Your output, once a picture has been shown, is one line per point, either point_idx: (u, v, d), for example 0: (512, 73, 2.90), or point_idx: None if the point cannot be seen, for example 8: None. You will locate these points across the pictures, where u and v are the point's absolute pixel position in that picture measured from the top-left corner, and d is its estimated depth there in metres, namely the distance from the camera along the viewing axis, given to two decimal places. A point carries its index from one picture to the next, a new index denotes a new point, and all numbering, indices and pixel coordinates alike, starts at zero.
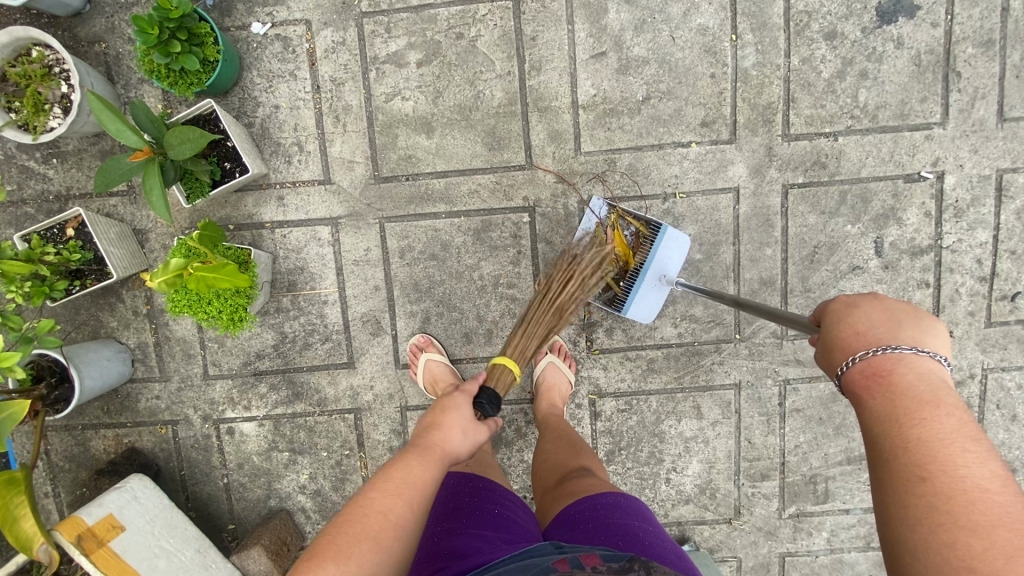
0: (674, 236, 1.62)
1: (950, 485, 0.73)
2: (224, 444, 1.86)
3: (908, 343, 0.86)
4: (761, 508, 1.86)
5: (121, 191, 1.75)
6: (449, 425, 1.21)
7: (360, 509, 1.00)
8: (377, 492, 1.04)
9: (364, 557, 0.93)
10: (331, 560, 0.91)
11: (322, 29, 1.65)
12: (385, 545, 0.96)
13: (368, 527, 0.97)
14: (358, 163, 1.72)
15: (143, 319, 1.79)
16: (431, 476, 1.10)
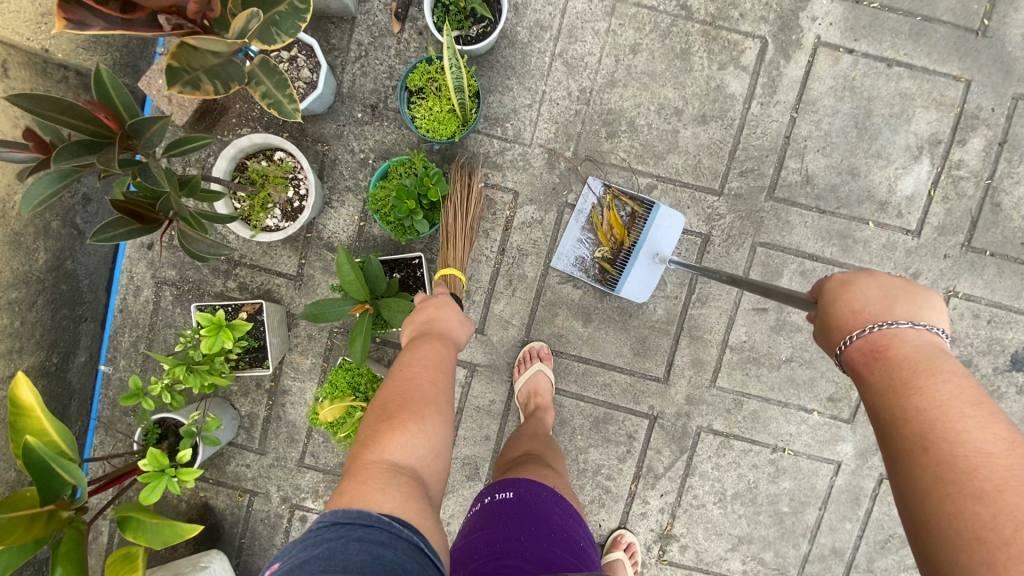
0: (668, 214, 1.66)
1: (954, 454, 0.70)
2: (291, 528, 1.91)
3: (906, 318, 0.85)
4: None
5: (287, 273, 1.82)
6: (444, 317, 1.25)
7: (415, 376, 1.06)
8: (421, 357, 1.11)
9: (432, 418, 1.01)
10: (408, 422, 0.97)
11: (527, 203, 1.77)
12: (444, 406, 1.05)
13: (421, 388, 1.04)
14: (513, 325, 1.82)
15: (263, 393, 1.86)
16: (458, 349, 1.21)
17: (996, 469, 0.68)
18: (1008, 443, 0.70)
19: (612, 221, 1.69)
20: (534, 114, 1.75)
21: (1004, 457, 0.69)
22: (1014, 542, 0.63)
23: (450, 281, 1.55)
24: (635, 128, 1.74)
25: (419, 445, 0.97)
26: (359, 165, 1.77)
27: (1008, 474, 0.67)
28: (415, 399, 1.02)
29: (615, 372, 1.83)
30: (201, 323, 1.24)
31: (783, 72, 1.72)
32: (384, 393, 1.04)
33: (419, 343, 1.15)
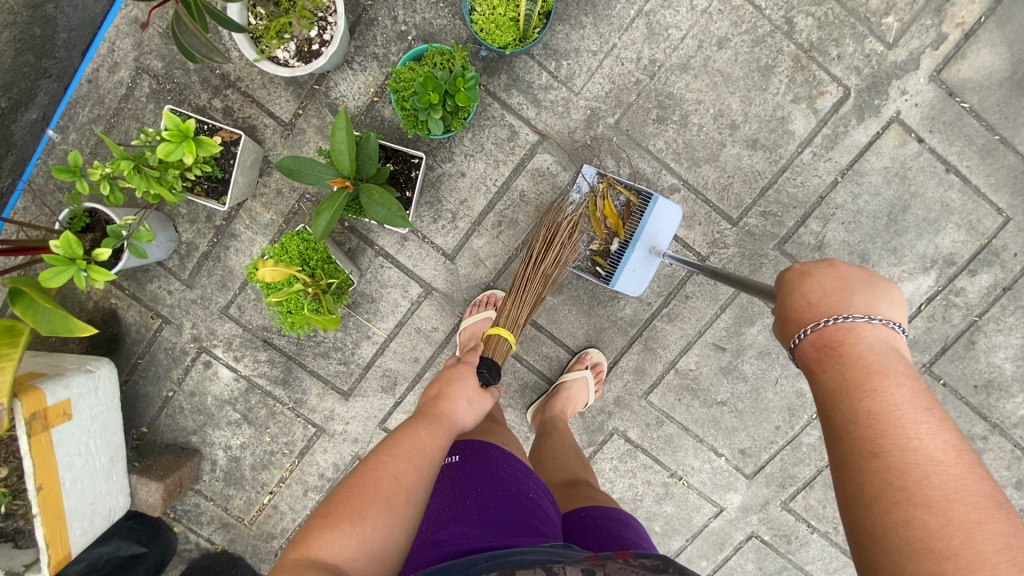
0: (665, 208, 1.59)
1: (903, 463, 0.66)
2: (192, 368, 1.86)
3: (861, 310, 0.78)
4: None
5: (279, 118, 1.68)
6: (455, 394, 1.19)
7: (373, 471, 0.97)
8: (389, 451, 1.01)
9: (376, 521, 0.91)
10: (347, 521, 0.90)
11: (548, 152, 1.67)
12: (397, 508, 0.94)
13: (372, 492, 0.94)
14: (484, 266, 1.76)
15: (210, 228, 1.76)
16: (437, 442, 1.06)
17: (945, 478, 0.64)
18: (958, 450, 0.67)
19: (608, 214, 1.61)
20: (595, 63, 1.62)
21: (954, 466, 0.65)
22: (961, 553, 0.60)
23: (495, 342, 1.47)
24: (685, 123, 1.65)
25: (353, 548, 0.88)
26: (396, 38, 1.61)
27: (955, 483, 0.64)
28: (366, 495, 0.93)
29: (561, 349, 1.81)
30: (164, 128, 1.15)
31: (849, 133, 1.64)
32: (339, 488, 0.96)
33: (390, 437, 1.05)
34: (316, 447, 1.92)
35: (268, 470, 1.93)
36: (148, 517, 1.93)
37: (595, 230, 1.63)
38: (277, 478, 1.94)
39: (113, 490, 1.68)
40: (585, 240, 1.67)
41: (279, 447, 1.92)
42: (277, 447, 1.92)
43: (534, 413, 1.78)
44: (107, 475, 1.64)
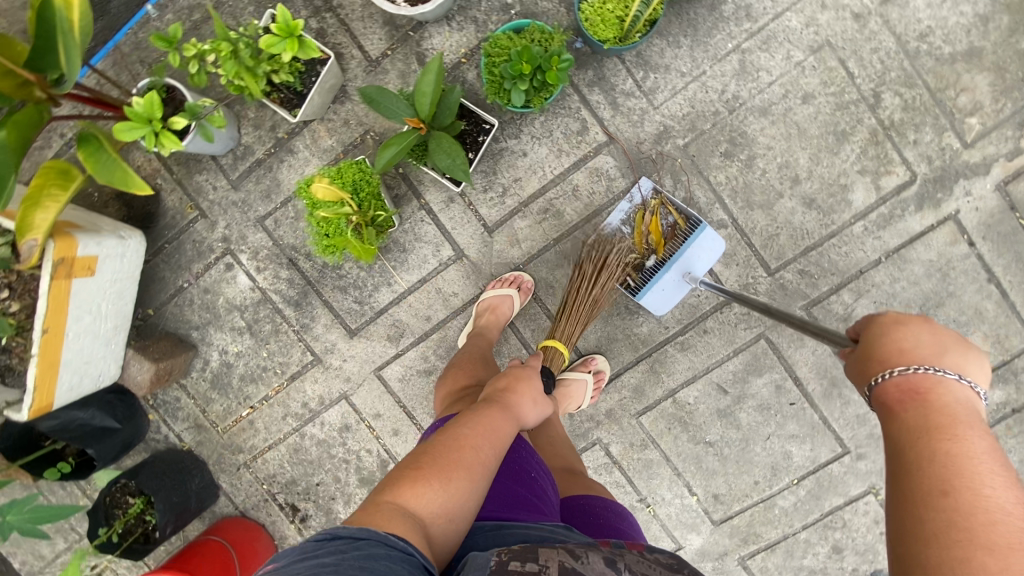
0: (710, 238, 1.61)
1: (975, 507, 0.67)
2: (214, 266, 1.89)
3: (951, 368, 0.80)
4: None
5: (367, 53, 1.72)
6: (522, 393, 1.34)
7: (455, 439, 1.11)
8: (476, 424, 1.17)
9: (461, 484, 1.04)
10: (436, 479, 1.02)
11: (611, 156, 1.70)
12: (476, 477, 1.06)
13: (460, 450, 1.09)
14: (518, 247, 1.79)
15: (271, 138, 1.80)
16: (513, 421, 1.24)
17: (1013, 530, 0.66)
18: None
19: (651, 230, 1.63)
20: (680, 83, 1.65)
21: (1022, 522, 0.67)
22: None
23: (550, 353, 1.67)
24: (750, 165, 1.67)
25: (439, 501, 1.00)
26: (500, 8, 1.65)
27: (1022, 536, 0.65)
28: (454, 454, 1.08)
29: (568, 348, 1.82)
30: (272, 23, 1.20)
31: (905, 218, 1.66)
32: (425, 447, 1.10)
33: (468, 416, 1.20)
34: (308, 374, 1.94)
35: (256, 384, 1.96)
36: (130, 397, 1.93)
37: (636, 242, 1.63)
38: (263, 394, 1.97)
39: (108, 358, 1.70)
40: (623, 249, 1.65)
41: (273, 365, 1.94)
42: (271, 365, 1.94)
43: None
44: (107, 341, 1.66)
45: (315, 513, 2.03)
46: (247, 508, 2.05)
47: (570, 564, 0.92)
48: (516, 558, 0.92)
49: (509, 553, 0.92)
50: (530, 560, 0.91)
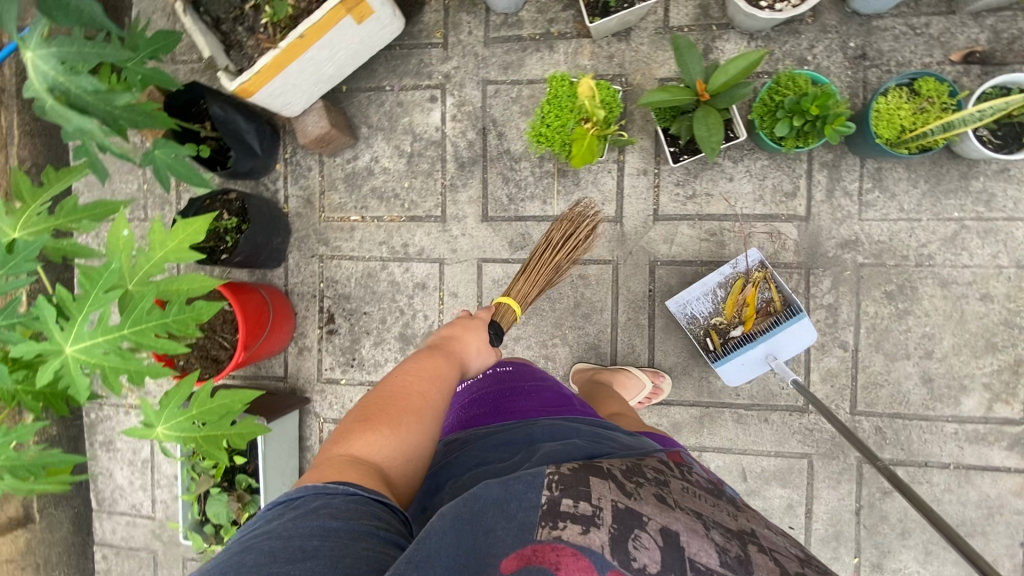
0: (803, 327, 1.64)
1: None
2: (421, 90, 2.01)
3: None
4: None
5: (669, 18, 1.84)
6: (470, 342, 1.43)
7: (399, 387, 1.23)
8: (407, 374, 1.26)
9: (409, 426, 1.15)
10: (385, 426, 1.13)
11: (797, 230, 1.79)
12: (422, 418, 1.18)
13: (404, 401, 1.19)
14: (668, 246, 1.87)
15: (543, 26, 1.91)
16: (455, 368, 1.34)
17: None
18: None
19: (747, 302, 1.73)
20: (894, 215, 1.74)
21: None
22: None
23: (503, 310, 1.62)
24: (901, 316, 1.75)
25: (389, 444, 1.11)
26: (797, 58, 1.77)
27: None
28: (397, 407, 1.17)
29: (645, 353, 1.90)
30: None
31: (992, 448, 1.72)
32: (370, 399, 1.20)
33: (413, 363, 1.30)
34: (427, 225, 2.05)
35: (381, 203, 2.08)
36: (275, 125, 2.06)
37: (728, 311, 1.74)
38: (379, 214, 2.08)
39: (305, 95, 1.82)
40: (714, 312, 1.78)
41: (405, 197, 2.05)
42: (403, 196, 2.05)
43: (583, 370, 1.89)
44: (317, 81, 1.77)
45: (343, 335, 2.12)
46: (294, 292, 2.14)
47: (621, 500, 1.03)
48: (567, 497, 1.00)
49: (561, 492, 1.00)
50: (582, 496, 1.00)
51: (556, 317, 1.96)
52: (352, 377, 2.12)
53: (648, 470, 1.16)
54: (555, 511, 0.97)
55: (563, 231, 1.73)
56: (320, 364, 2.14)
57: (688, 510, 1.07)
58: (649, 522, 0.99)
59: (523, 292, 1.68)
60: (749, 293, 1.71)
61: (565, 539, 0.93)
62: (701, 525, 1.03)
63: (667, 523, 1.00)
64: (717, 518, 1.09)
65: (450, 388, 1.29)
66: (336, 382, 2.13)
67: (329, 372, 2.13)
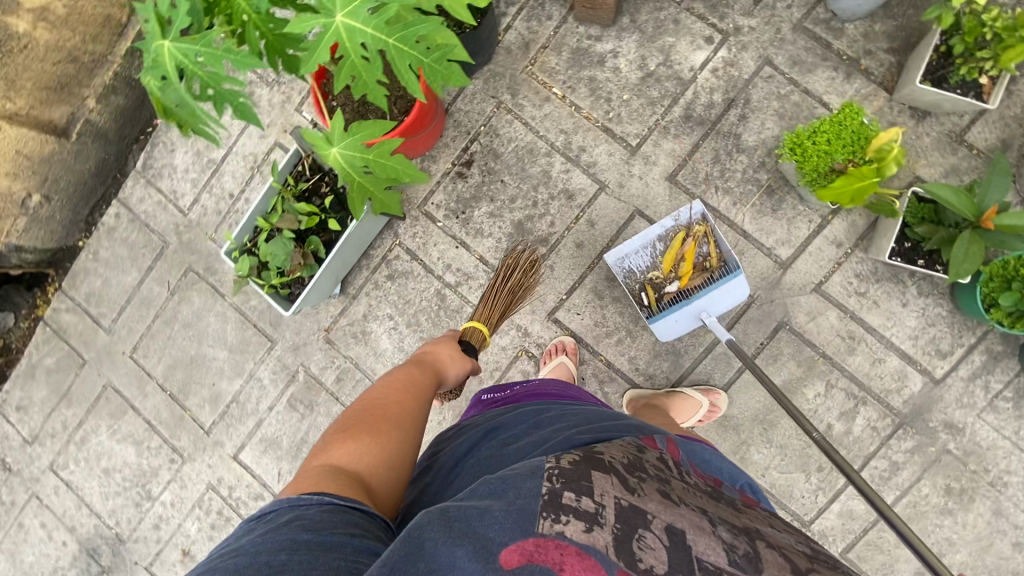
0: (736, 284, 1.72)
1: None
2: (704, 23, 1.85)
3: None
4: (329, 356, 2.14)
5: (970, 130, 1.72)
6: (449, 357, 1.53)
7: (375, 399, 1.25)
8: (387, 385, 1.31)
9: (386, 430, 1.14)
10: (365, 432, 1.11)
11: (920, 385, 1.78)
12: (400, 424, 1.18)
13: (381, 411, 1.20)
14: (804, 319, 1.83)
15: (857, 52, 1.77)
16: (426, 379, 1.39)
17: None
18: None
19: (684, 256, 1.76)
20: (1006, 432, 1.74)
21: None
22: None
23: (472, 332, 1.71)
24: (944, 513, 1.77)
25: (366, 445, 1.08)
26: None
27: None
28: (375, 416, 1.17)
29: (714, 389, 1.89)
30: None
31: None
32: (350, 413, 1.20)
33: (388, 380, 1.34)
34: (614, 144, 1.92)
35: (588, 95, 1.93)
36: None
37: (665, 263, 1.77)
38: (579, 103, 1.94)
39: None
40: (653, 266, 1.81)
41: (614, 107, 1.91)
42: (614, 104, 1.91)
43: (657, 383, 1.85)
44: None
45: (469, 184, 2.01)
46: (453, 115, 2.01)
47: (626, 496, 0.82)
48: (570, 489, 0.81)
49: (563, 482, 0.81)
50: (586, 489, 0.81)
51: None
52: (450, 225, 2.04)
53: (649, 461, 0.97)
54: (558, 503, 0.78)
55: (501, 273, 1.83)
56: (430, 194, 2.04)
57: (695, 506, 0.87)
58: (655, 521, 0.80)
59: (486, 315, 1.76)
60: (687, 246, 1.74)
61: (568, 536, 0.75)
62: (708, 524, 0.83)
63: (674, 522, 0.81)
64: (724, 515, 0.88)
65: (425, 401, 1.31)
66: (433, 219, 2.05)
67: (433, 206, 2.05)
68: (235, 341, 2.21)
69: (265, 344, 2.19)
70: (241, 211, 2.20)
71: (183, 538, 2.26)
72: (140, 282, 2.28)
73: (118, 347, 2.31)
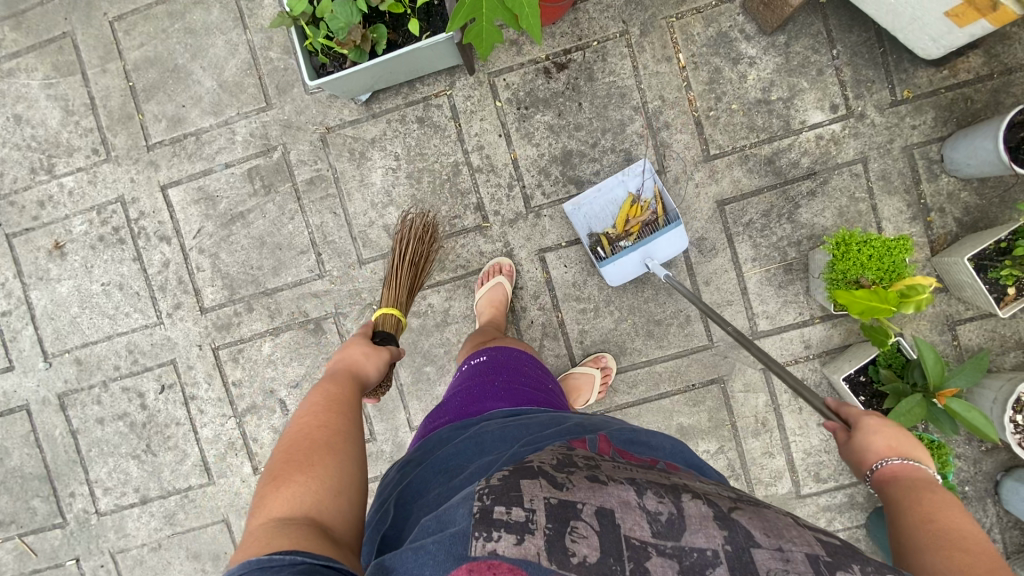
0: (677, 234, 1.70)
1: None
2: (840, 90, 1.82)
3: None
4: (314, 154, 1.96)
5: (963, 324, 1.84)
6: (359, 353, 1.39)
7: (300, 430, 1.12)
8: (307, 411, 1.17)
9: (326, 461, 1.04)
10: (299, 472, 1.00)
11: (787, 492, 1.92)
12: (338, 447, 1.08)
13: (309, 444, 1.07)
14: (741, 387, 1.91)
15: (933, 203, 1.82)
16: (347, 386, 1.27)
17: None
18: None
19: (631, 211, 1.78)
20: None
21: None
22: None
23: (387, 318, 1.59)
24: None
25: (309, 487, 0.98)
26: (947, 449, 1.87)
27: None
28: (305, 449, 1.06)
29: (631, 397, 1.94)
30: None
31: None
32: (275, 458, 1.06)
33: (306, 405, 1.20)
34: (694, 140, 1.87)
35: (703, 82, 1.85)
36: None
37: (617, 221, 1.79)
38: (691, 84, 1.85)
39: None
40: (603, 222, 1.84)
41: (718, 109, 1.85)
42: (719, 107, 1.85)
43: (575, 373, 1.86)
44: None
45: (548, 86, 1.89)
46: (576, 13, 1.86)
47: (554, 495, 0.81)
48: (500, 503, 0.79)
49: (493, 497, 0.79)
50: (517, 504, 0.78)
51: (640, 305, 1.91)
52: (505, 111, 1.90)
53: (578, 453, 0.95)
54: (486, 520, 0.76)
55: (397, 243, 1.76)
56: (507, 70, 1.88)
57: (622, 480, 0.87)
58: (586, 508, 0.79)
59: (393, 293, 1.66)
60: (636, 206, 1.78)
61: (502, 554, 0.73)
62: (634, 495, 0.83)
63: (602, 504, 0.80)
64: (651, 479, 0.89)
65: (355, 412, 1.22)
66: (494, 95, 1.90)
67: (502, 83, 1.90)
68: (230, 80, 1.96)
69: (259, 101, 1.96)
70: None
71: (63, 231, 2.04)
72: None
73: (103, 5, 1.99)
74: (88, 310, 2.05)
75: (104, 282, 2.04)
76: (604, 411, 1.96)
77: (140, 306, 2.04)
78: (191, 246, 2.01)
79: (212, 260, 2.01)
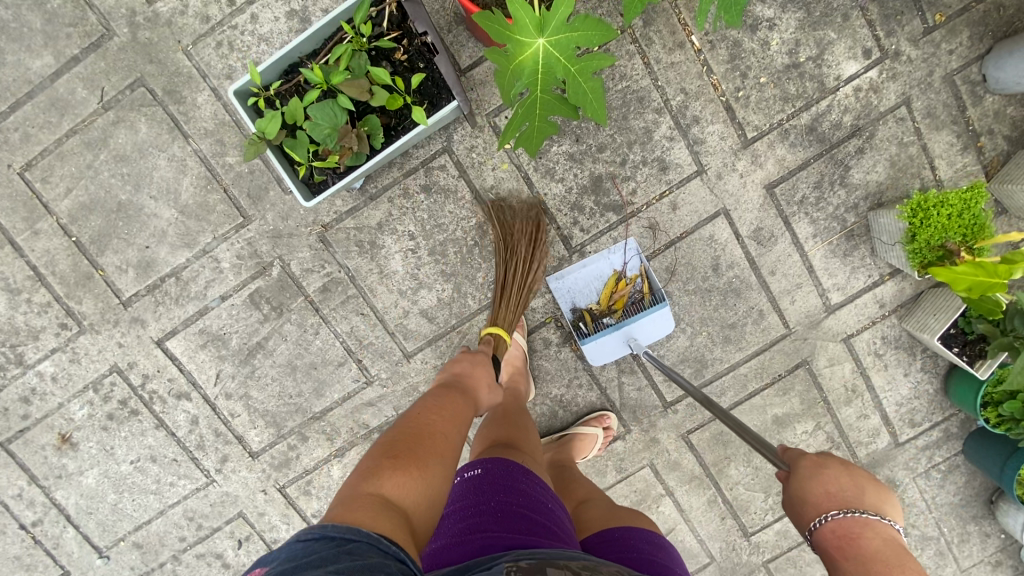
0: (662, 317, 1.67)
1: None
2: (870, 32, 1.64)
3: None
4: (317, 257, 1.71)
5: None
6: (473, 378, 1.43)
7: (425, 421, 1.17)
8: (435, 411, 1.22)
9: (437, 471, 1.07)
10: (415, 468, 1.03)
11: (887, 445, 1.95)
12: (446, 461, 1.11)
13: (428, 446, 1.10)
14: (824, 362, 1.88)
15: (983, 126, 1.71)
16: (467, 408, 1.31)
17: None
18: None
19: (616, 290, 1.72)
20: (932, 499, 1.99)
21: None
22: None
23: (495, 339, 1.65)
24: None
25: (418, 484, 1.01)
26: None
27: None
28: (427, 446, 1.10)
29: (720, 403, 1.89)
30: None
31: None
32: (395, 435, 1.11)
33: (436, 403, 1.25)
34: (727, 128, 1.69)
35: (723, 61, 1.65)
36: None
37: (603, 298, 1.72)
38: (711, 67, 1.65)
39: None
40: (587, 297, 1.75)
41: (745, 87, 1.66)
42: (746, 85, 1.66)
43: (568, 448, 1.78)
44: None
45: None
46: None
47: None
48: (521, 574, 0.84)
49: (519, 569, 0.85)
50: None
51: (709, 314, 1.81)
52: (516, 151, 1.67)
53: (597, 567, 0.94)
54: None
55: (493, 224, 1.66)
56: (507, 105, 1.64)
57: None
58: None
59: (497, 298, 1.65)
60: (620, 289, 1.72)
61: None
62: None
63: None
64: None
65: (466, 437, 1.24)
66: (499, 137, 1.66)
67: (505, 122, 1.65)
68: (192, 203, 1.65)
69: (234, 217, 1.67)
70: (240, 30, 1.58)
71: (64, 422, 1.78)
72: (58, 76, 1.58)
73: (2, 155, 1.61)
74: (127, 493, 1.84)
75: (132, 459, 1.82)
76: (697, 424, 1.90)
77: (183, 471, 1.83)
78: (215, 394, 1.79)
79: (245, 402, 1.80)
